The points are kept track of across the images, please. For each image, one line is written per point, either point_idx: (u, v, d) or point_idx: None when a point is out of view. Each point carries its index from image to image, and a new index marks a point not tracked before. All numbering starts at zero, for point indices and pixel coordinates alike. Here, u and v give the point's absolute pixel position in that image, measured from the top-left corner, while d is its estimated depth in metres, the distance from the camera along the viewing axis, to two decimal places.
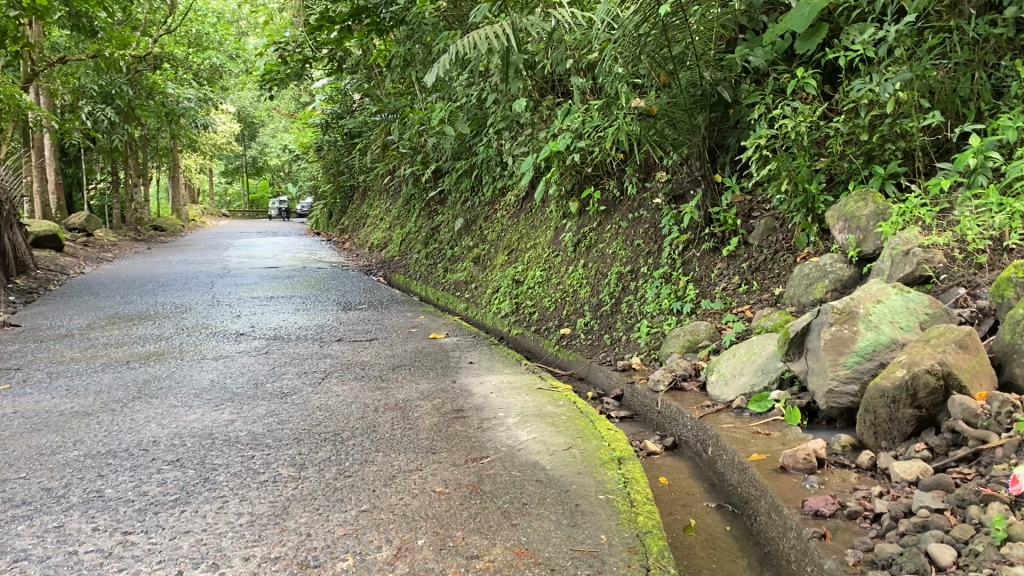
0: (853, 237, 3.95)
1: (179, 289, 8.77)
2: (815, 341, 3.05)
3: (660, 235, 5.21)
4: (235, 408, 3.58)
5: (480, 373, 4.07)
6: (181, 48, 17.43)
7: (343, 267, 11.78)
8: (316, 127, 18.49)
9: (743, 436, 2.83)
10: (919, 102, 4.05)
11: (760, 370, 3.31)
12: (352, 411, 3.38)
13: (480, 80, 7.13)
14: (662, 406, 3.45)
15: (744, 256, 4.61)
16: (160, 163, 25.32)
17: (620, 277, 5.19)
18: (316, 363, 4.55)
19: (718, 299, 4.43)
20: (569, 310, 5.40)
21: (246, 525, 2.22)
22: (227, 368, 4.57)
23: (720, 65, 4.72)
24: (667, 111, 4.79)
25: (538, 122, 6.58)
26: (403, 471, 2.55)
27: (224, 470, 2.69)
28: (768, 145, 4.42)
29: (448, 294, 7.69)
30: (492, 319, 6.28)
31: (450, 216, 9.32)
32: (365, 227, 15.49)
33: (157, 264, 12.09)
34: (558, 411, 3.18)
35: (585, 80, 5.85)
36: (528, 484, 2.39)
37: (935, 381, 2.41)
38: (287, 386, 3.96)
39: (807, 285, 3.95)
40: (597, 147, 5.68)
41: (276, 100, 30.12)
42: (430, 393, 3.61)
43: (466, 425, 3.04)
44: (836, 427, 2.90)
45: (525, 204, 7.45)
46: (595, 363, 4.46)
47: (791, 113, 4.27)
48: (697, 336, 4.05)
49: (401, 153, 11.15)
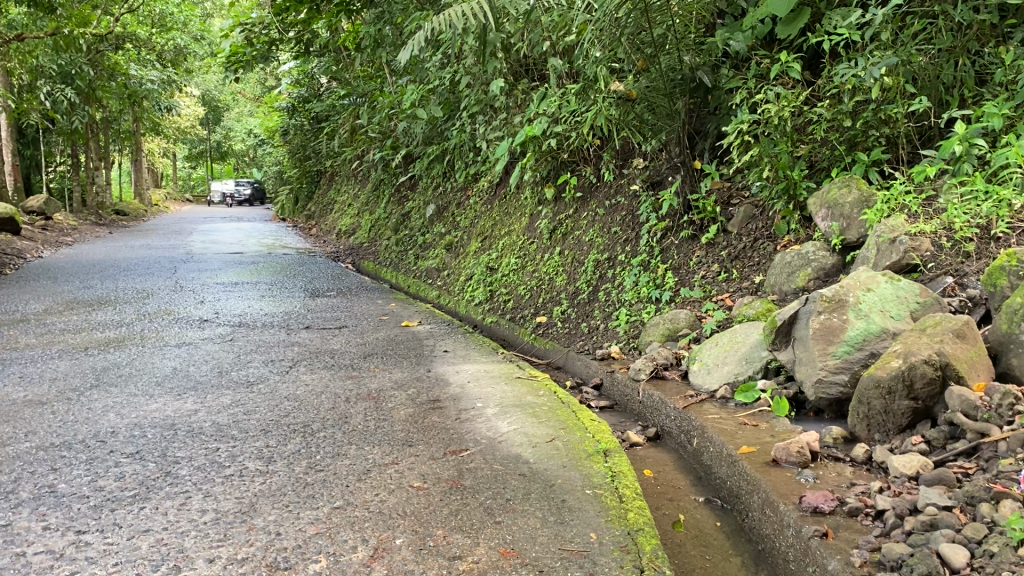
0: (836, 225, 3.86)
1: (140, 274, 8.51)
2: (803, 329, 2.95)
3: (638, 222, 5.11)
4: (198, 398, 3.41)
5: (455, 362, 3.94)
6: (145, 28, 17.01)
7: (310, 253, 11.56)
8: (283, 111, 18.19)
9: (731, 427, 2.73)
10: (904, 88, 3.98)
11: (744, 359, 3.21)
12: (322, 401, 3.23)
13: (453, 62, 6.97)
14: (644, 396, 3.34)
15: (723, 244, 4.53)
16: (122, 146, 24.75)
17: (598, 264, 5.09)
18: (283, 351, 4.39)
19: (698, 287, 4.34)
20: (545, 298, 5.29)
21: (211, 523, 2.07)
22: (190, 356, 4.39)
23: (701, 49, 4.61)
24: (647, 95, 4.68)
25: (513, 107, 6.46)
26: (377, 465, 2.42)
27: (186, 464, 2.53)
28: (750, 130, 4.32)
29: (419, 282, 7.54)
30: (465, 307, 6.14)
31: (421, 202, 9.17)
32: (333, 213, 15.24)
33: (117, 248, 11.77)
34: (538, 401, 3.06)
35: (562, 63, 5.72)
36: (511, 479, 2.27)
37: (932, 373, 2.33)
38: (253, 375, 3.80)
39: (790, 273, 3.87)
40: (574, 132, 5.56)
41: (242, 84, 29.64)
42: (404, 383, 3.47)
43: (443, 416, 2.90)
44: (824, 418, 2.82)
45: (499, 190, 7.31)
46: (572, 352, 4.35)
47: (774, 98, 4.17)
48: (677, 325, 3.95)
49: (370, 138, 10.97)
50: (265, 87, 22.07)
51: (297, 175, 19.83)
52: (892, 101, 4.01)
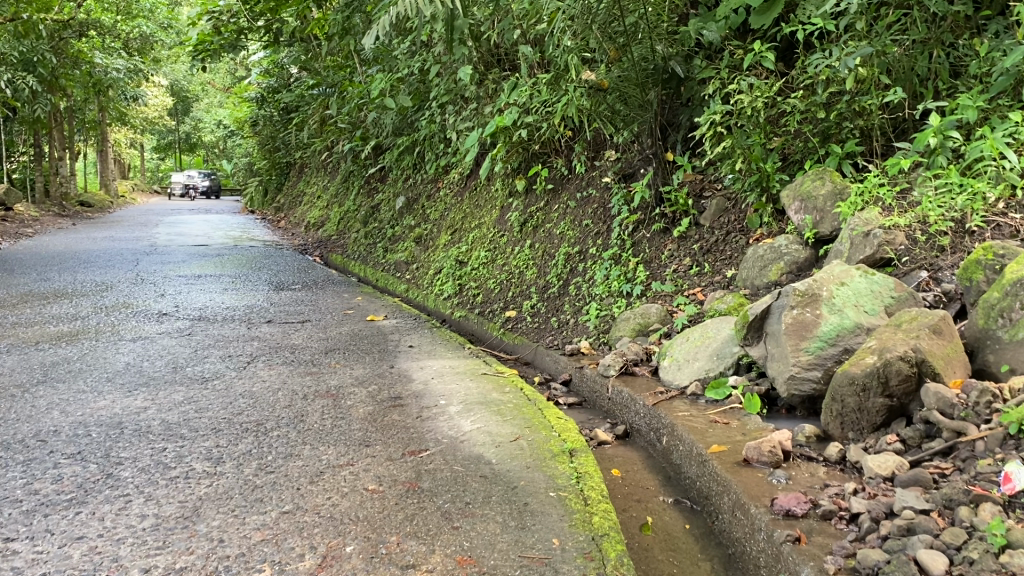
0: (809, 217, 3.78)
1: (101, 266, 8.29)
2: (775, 324, 2.87)
3: (609, 215, 5.02)
4: (149, 394, 3.26)
5: (420, 357, 3.82)
6: (109, 15, 16.64)
7: (278, 246, 11.36)
8: (252, 102, 17.91)
9: (701, 425, 2.64)
10: (878, 79, 3.92)
11: (715, 354, 3.13)
12: (278, 399, 3.10)
13: (423, 51, 6.84)
14: (613, 392, 3.25)
15: (695, 238, 4.45)
16: (87, 136, 24.27)
17: (568, 258, 4.99)
18: (242, 347, 4.24)
19: (669, 281, 4.25)
20: (514, 292, 5.18)
21: (150, 529, 1.94)
22: (146, 350, 4.23)
23: (673, 39, 4.52)
24: (618, 85, 4.58)
25: (483, 97, 6.34)
26: (331, 466, 2.30)
27: (129, 466, 2.39)
28: (722, 121, 4.23)
29: (388, 275, 7.40)
30: (433, 300, 6.02)
31: (391, 194, 9.02)
32: (303, 205, 15.02)
33: (79, 240, 11.48)
34: (503, 398, 2.95)
35: (533, 52, 5.61)
36: (471, 481, 2.16)
37: (908, 369, 2.25)
38: (208, 371, 3.66)
39: (762, 267, 3.79)
40: (545, 123, 5.45)
41: (211, 74, 29.21)
42: (366, 379, 3.35)
43: (403, 415, 2.79)
44: (797, 416, 2.74)
45: (469, 182, 7.19)
46: (541, 347, 4.25)
47: (747, 88, 4.09)
48: (648, 319, 3.86)
49: (338, 128, 10.78)
50: (235, 78, 21.70)
51: (266, 167, 19.55)
52: (866, 92, 3.94)
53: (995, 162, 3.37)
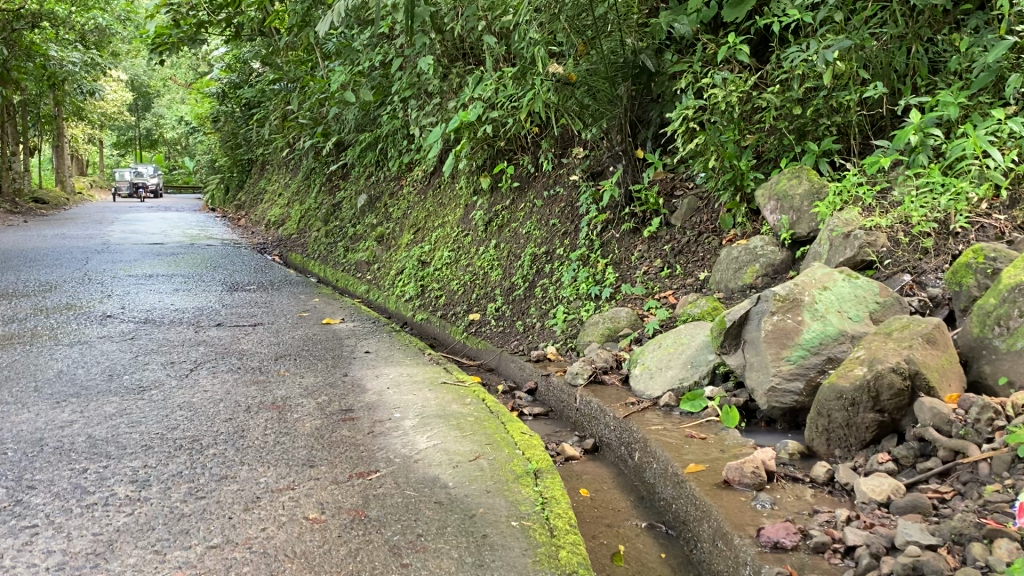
0: (786, 218, 3.61)
1: (47, 266, 7.92)
2: (754, 331, 2.68)
3: (577, 214, 4.82)
4: (77, 406, 2.99)
5: (375, 364, 3.59)
6: (61, 5, 16.05)
7: (236, 245, 11.05)
8: (213, 97, 17.49)
9: (676, 440, 2.45)
10: (857, 74, 3.76)
11: (689, 362, 2.94)
12: (219, 412, 2.86)
13: (385, 44, 6.59)
14: (581, 402, 3.04)
15: (666, 238, 4.27)
16: (41, 131, 23.59)
17: (534, 259, 4.78)
18: (187, 353, 3.97)
19: (640, 283, 4.06)
20: (478, 294, 4.97)
21: (54, 570, 1.70)
22: (83, 356, 3.94)
23: (643, 32, 4.30)
24: (586, 79, 4.38)
25: (447, 92, 6.11)
26: (270, 491, 2.07)
27: (42, 491, 2.13)
28: (695, 117, 4.04)
29: (348, 275, 7.16)
30: (395, 302, 5.79)
31: (354, 192, 8.78)
32: (264, 202, 14.67)
33: (27, 238, 11.04)
34: (463, 411, 2.73)
35: (499, 45, 5.39)
36: (424, 508, 1.94)
37: (901, 383, 2.08)
38: (146, 380, 3.39)
39: (736, 269, 3.62)
40: (511, 119, 5.23)
41: (172, 69, 28.62)
42: (316, 390, 3.11)
43: (354, 430, 2.56)
44: (778, 429, 2.56)
45: (433, 180, 6.95)
46: (505, 353, 4.03)
47: (721, 82, 3.86)
48: (618, 324, 3.67)
49: (299, 124, 10.46)
50: (195, 72, 21.14)
51: (227, 163, 19.09)
52: (844, 88, 3.78)
53: (979, 161, 3.22)
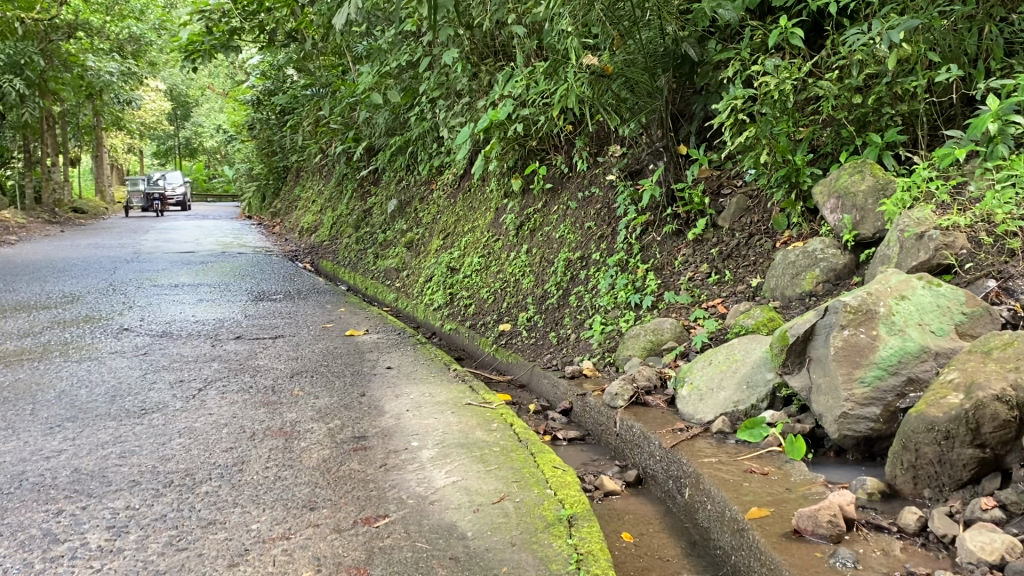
0: (847, 217, 3.26)
1: (75, 276, 7.77)
2: (820, 348, 2.36)
3: (614, 216, 4.49)
4: (70, 433, 2.74)
5: (396, 383, 3.30)
6: (98, 15, 16.03)
7: (267, 252, 10.89)
8: (248, 105, 17.43)
9: (734, 476, 2.12)
10: (925, 57, 3.37)
11: (745, 383, 2.61)
12: (221, 440, 2.59)
13: (413, 42, 6.32)
14: (621, 427, 2.72)
15: (712, 241, 3.93)
16: (82, 142, 23.82)
17: (569, 265, 4.47)
18: (199, 370, 3.71)
19: (684, 291, 3.73)
20: (510, 302, 4.66)
21: None
22: (89, 374, 3.70)
23: (684, 19, 3.93)
24: (623, 71, 4.05)
25: (477, 91, 5.82)
26: (261, 541, 1.79)
27: (7, 539, 1.87)
28: (744, 108, 3.67)
29: (377, 283, 6.91)
30: (423, 311, 5.51)
31: (384, 197, 8.54)
32: (297, 210, 14.54)
33: (61, 247, 10.99)
34: (488, 439, 2.43)
35: (530, 39, 5.08)
36: (438, 566, 1.64)
37: (1007, 414, 1.73)
38: (150, 401, 3.14)
39: (793, 275, 3.28)
40: (544, 117, 4.91)
41: (210, 79, 28.82)
42: (329, 413, 2.83)
43: (365, 463, 2.26)
44: (850, 462, 2.23)
45: (463, 182, 6.68)
46: (537, 368, 3.71)
47: (772, 69, 3.48)
48: (661, 336, 3.34)
49: (329, 129, 10.24)
50: (231, 79, 21.08)
51: (263, 170, 19.02)
52: (910, 73, 3.41)
53: None
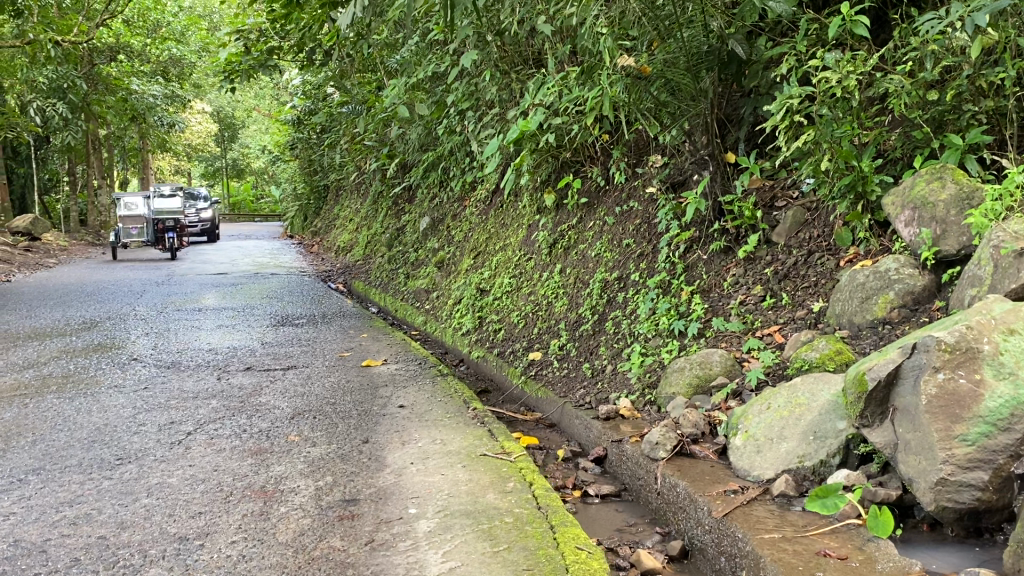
0: (926, 231, 2.79)
1: (100, 300, 7.53)
2: (907, 396, 1.89)
3: (656, 232, 4.07)
4: (27, 491, 2.38)
5: (406, 425, 2.91)
6: (139, 37, 15.91)
7: (301, 273, 10.64)
8: (288, 125, 17.30)
9: (805, 561, 1.69)
10: (1016, 43, 2.86)
11: (812, 433, 2.17)
12: (193, 500, 2.21)
13: (442, 52, 5.97)
14: (662, 485, 2.29)
15: (766, 259, 3.49)
16: (127, 164, 24.02)
17: (605, 286, 4.05)
18: (194, 409, 3.35)
19: (734, 317, 3.28)
20: (541, 328, 4.26)
21: None
22: (77, 413, 3.37)
23: (730, 13, 3.50)
24: (663, 72, 3.61)
25: (507, 101, 5.44)
26: None
27: None
28: (802, 109, 3.17)
29: (407, 305, 6.57)
30: (450, 336, 5.14)
31: (417, 215, 8.21)
32: (335, 229, 14.33)
33: (97, 270, 10.84)
34: (501, 505, 2.03)
35: (563, 43, 4.68)
36: None
37: None
38: (129, 449, 2.78)
39: (863, 300, 2.83)
40: (578, 126, 4.50)
41: (254, 100, 28.95)
42: (322, 467, 2.45)
43: (350, 538, 1.88)
44: (949, 539, 1.78)
45: (495, 198, 6.31)
46: (569, 407, 3.30)
47: (833, 64, 3.01)
48: (709, 371, 2.90)
49: (363, 147, 9.93)
50: (273, 99, 21.03)
51: (305, 189, 18.94)
52: (997, 64, 2.93)
53: None
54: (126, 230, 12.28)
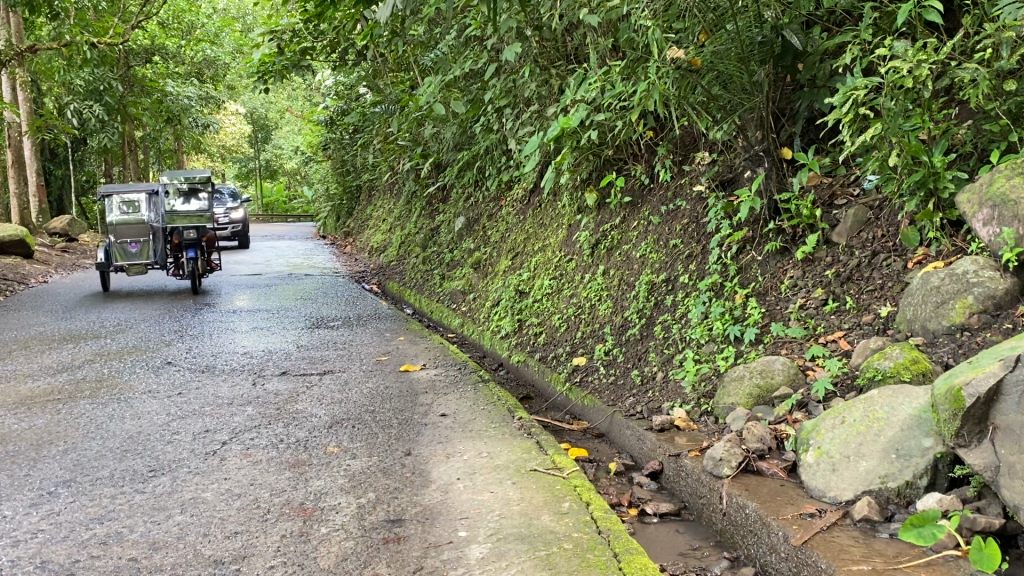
0: (1009, 231, 2.58)
1: (135, 302, 7.47)
2: (1011, 414, 1.71)
3: (705, 232, 3.89)
4: (57, 507, 2.26)
5: (450, 437, 2.76)
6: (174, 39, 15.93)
7: (334, 274, 10.56)
8: (320, 125, 17.26)
9: None
10: None
11: (893, 451, 2.00)
12: (230, 519, 2.08)
13: (480, 47, 5.81)
14: (729, 505, 2.13)
15: (826, 260, 3.30)
16: (161, 165, 24.14)
17: (652, 288, 3.88)
18: (229, 416, 3.24)
19: (794, 322, 3.10)
20: (585, 331, 4.10)
21: None
22: (111, 420, 3.27)
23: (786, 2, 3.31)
24: (714, 65, 3.40)
25: (546, 97, 5.27)
26: None
27: None
28: (868, 101, 2.97)
29: (443, 307, 6.45)
30: (489, 340, 5.00)
31: (451, 215, 8.08)
32: (368, 229, 14.27)
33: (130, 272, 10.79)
34: (558, 530, 1.88)
35: (607, 37, 4.50)
36: None
37: None
38: (162, 460, 2.66)
39: (938, 304, 2.64)
40: (622, 122, 4.33)
41: (287, 101, 29.00)
42: (364, 483, 2.31)
43: (397, 565, 1.75)
44: None
45: (534, 197, 6.16)
46: (620, 418, 3.13)
47: (902, 52, 2.81)
48: (771, 380, 2.73)
49: (397, 146, 9.82)
50: (306, 100, 21.02)
51: (338, 189, 18.90)
52: None
53: None
54: (120, 247, 7.44)
